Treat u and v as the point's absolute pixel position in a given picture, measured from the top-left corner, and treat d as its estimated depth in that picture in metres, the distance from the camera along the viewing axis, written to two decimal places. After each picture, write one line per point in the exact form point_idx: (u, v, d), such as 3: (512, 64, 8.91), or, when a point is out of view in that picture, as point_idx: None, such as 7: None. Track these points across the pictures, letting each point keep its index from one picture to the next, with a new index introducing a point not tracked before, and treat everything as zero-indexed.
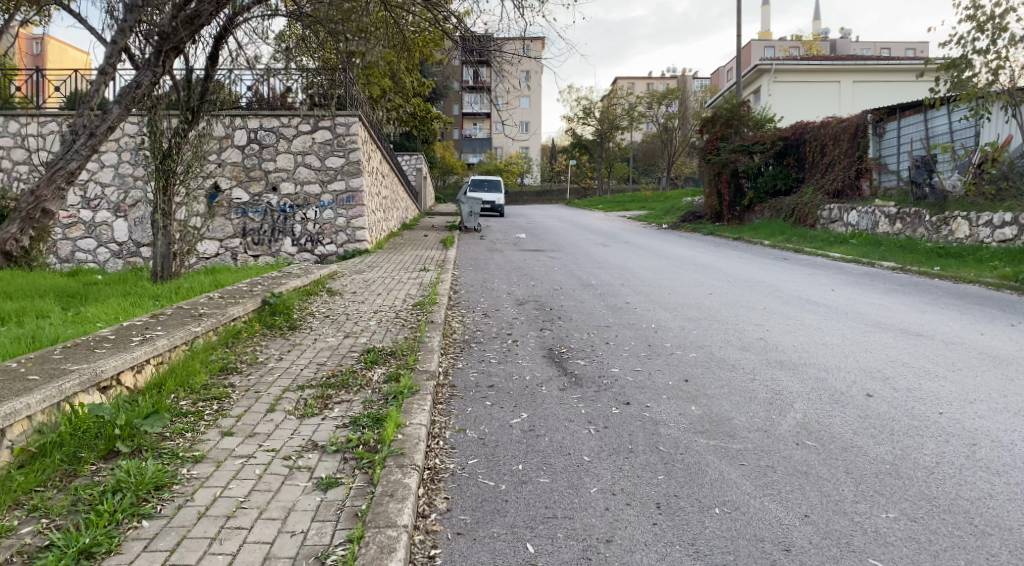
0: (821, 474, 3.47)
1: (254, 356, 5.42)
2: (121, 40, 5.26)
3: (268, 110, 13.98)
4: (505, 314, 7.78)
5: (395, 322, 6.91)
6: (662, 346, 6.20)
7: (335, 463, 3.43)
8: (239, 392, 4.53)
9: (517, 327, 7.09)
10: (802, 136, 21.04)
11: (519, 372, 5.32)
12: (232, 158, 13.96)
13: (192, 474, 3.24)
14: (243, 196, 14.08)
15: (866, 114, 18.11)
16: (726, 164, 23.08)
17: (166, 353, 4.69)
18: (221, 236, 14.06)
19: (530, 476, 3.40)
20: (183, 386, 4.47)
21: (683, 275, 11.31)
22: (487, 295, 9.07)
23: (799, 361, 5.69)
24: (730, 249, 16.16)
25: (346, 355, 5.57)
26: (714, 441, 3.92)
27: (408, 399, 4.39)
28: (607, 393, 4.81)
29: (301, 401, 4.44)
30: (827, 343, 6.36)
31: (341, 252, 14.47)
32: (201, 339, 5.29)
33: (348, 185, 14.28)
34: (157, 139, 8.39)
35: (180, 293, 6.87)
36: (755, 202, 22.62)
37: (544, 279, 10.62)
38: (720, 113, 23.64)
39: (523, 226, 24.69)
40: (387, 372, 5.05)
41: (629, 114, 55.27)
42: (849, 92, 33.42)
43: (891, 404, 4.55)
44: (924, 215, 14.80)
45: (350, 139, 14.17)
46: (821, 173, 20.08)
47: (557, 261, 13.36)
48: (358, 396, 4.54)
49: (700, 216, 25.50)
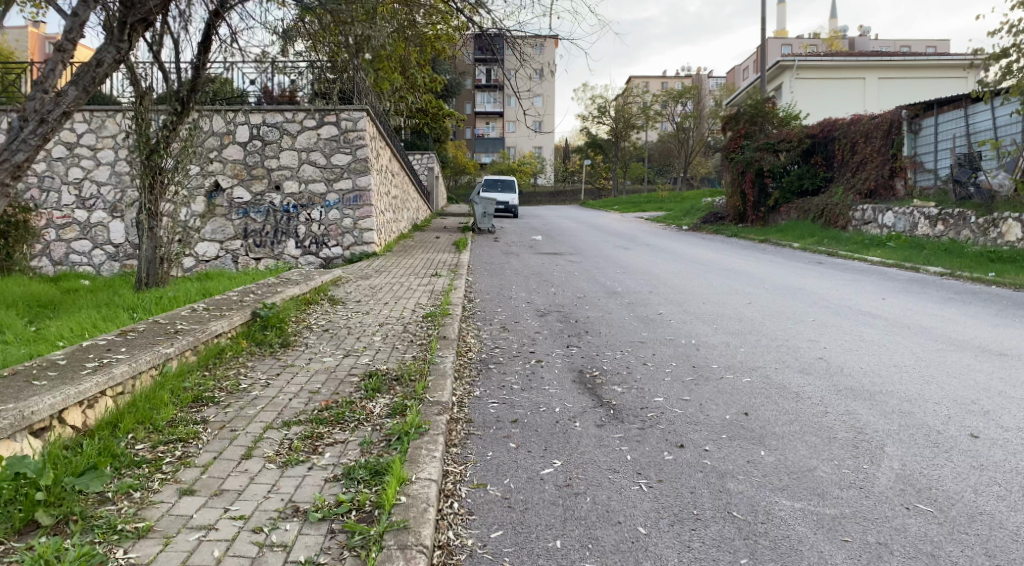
0: (954, 557, 2.64)
1: (238, 382, 4.64)
2: (81, 12, 4.53)
3: (272, 105, 13.28)
4: (525, 327, 6.99)
5: (402, 338, 6.11)
6: (709, 369, 5.37)
7: (318, 539, 2.64)
8: (212, 432, 3.74)
9: (539, 342, 6.28)
10: (830, 134, 20.12)
11: (546, 403, 4.51)
12: (233, 156, 13.26)
13: (129, 559, 2.45)
14: (245, 196, 13.37)
15: (900, 110, 17.19)
16: (749, 163, 22.17)
17: (127, 382, 3.92)
18: (222, 238, 13.39)
19: (573, 559, 2.60)
20: (144, 424, 3.70)
21: (714, 282, 10.45)
22: (503, 305, 8.28)
23: (873, 388, 4.86)
24: (759, 253, 15.24)
25: (343, 381, 4.78)
26: (799, 503, 3.11)
27: (415, 441, 3.60)
28: (655, 431, 4.00)
29: (286, 444, 3.63)
30: (899, 364, 5.51)
31: (348, 254, 13.71)
32: (174, 362, 4.53)
33: (355, 184, 13.52)
34: (143, 134, 7.64)
35: (161, 304, 6.11)
36: (780, 202, 21.69)
37: (564, 286, 9.81)
38: (743, 109, 22.70)
39: (539, 228, 23.83)
40: (390, 404, 4.26)
41: (644, 113, 54.21)
42: (874, 90, 32.32)
43: (1005, 449, 3.71)
44: (969, 216, 13.85)
45: (356, 134, 13.42)
46: (852, 172, 19.13)
47: (578, 266, 12.54)
48: (355, 437, 3.76)
49: (722, 217, 24.59)
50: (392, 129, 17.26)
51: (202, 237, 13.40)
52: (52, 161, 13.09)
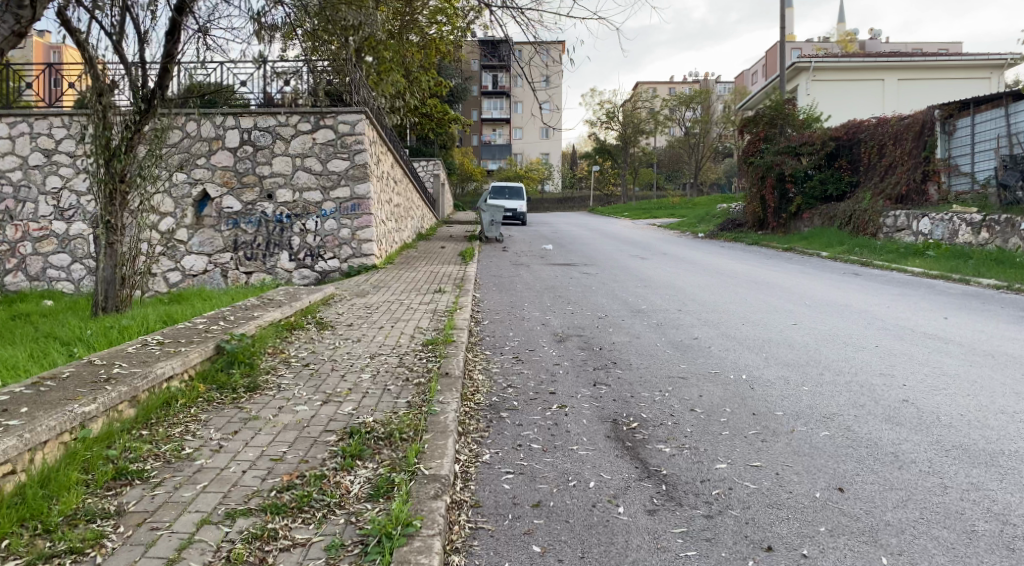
0: None
1: (178, 446, 3.62)
2: None
3: (264, 107, 12.37)
4: (542, 358, 5.95)
5: (393, 376, 5.08)
6: (774, 420, 4.32)
7: None
8: (124, 533, 2.73)
9: (560, 379, 5.25)
10: (856, 136, 19.14)
11: (578, 474, 3.48)
12: (222, 162, 12.37)
13: None
14: (235, 205, 12.45)
15: (933, 110, 16.12)
16: (770, 167, 21.07)
17: (15, 459, 2.89)
18: (210, 250, 12.47)
19: None
20: (26, 524, 2.67)
21: (748, 298, 9.39)
22: (515, 328, 7.26)
23: (991, 447, 3.80)
24: (788, 263, 14.15)
25: (316, 443, 3.76)
26: None
27: (402, 551, 2.58)
28: (728, 525, 2.97)
29: (222, 552, 2.61)
30: (1008, 410, 4.42)
31: (345, 268, 12.65)
32: (96, 423, 3.50)
33: (353, 192, 12.54)
34: (102, 136, 6.67)
35: (108, 337, 5.11)
36: (803, 208, 20.58)
37: (583, 304, 8.78)
38: (762, 111, 21.65)
39: (549, 236, 22.79)
40: (373, 483, 3.25)
41: (653, 118, 53.08)
42: (894, 91, 31.22)
43: None
44: (1018, 223, 12.73)
45: (354, 138, 12.44)
46: (881, 175, 18.03)
47: (594, 280, 11.49)
48: (320, 541, 2.73)
49: (740, 224, 23.49)
50: (393, 132, 16.28)
51: (189, 250, 12.48)
52: (28, 168, 12.18)
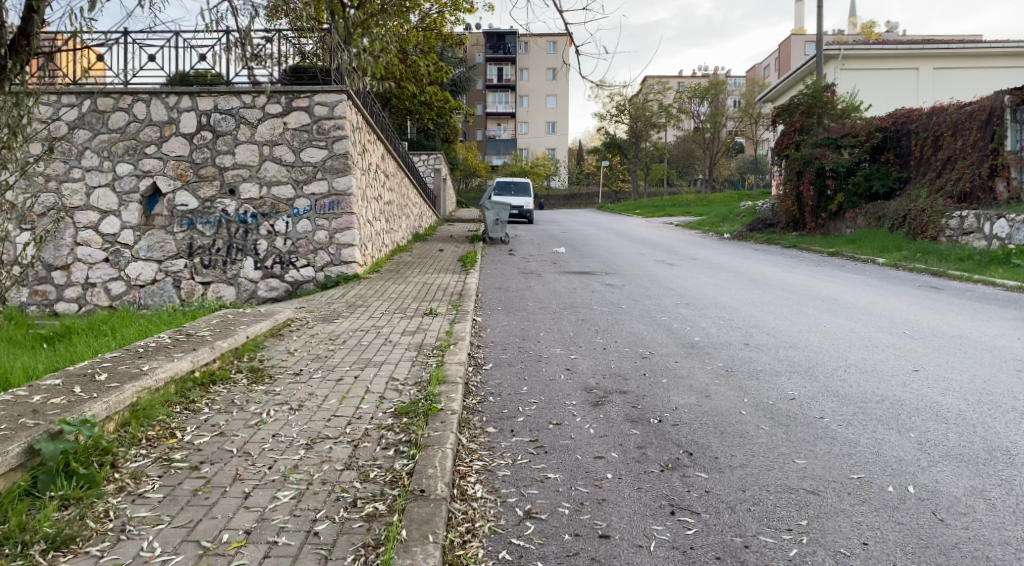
0: None
1: None
2: None
3: (225, 85, 10.30)
4: (575, 443, 3.86)
5: (331, 499, 3.00)
6: None
7: None
8: None
9: (614, 498, 3.14)
10: (906, 126, 17.03)
11: None
12: (176, 151, 10.37)
13: None
14: (190, 202, 10.43)
15: (1002, 94, 13.99)
16: (808, 161, 18.90)
17: None
18: (160, 256, 10.49)
19: None
20: None
21: (828, 326, 7.29)
22: (531, 379, 5.16)
23: None
24: (847, 274, 12.00)
25: None
26: None
27: None
28: None
29: None
30: None
31: (321, 278, 10.50)
32: None
33: (332, 187, 10.43)
34: None
35: None
36: (845, 207, 18.33)
37: (617, 335, 6.68)
38: (798, 100, 19.52)
39: (557, 237, 20.64)
40: None
41: (665, 111, 50.61)
42: (929, 80, 28.92)
43: None
44: None
45: (333, 123, 10.33)
46: (938, 170, 15.85)
47: (622, 295, 9.40)
48: None
49: (772, 225, 21.33)
50: (384, 118, 14.19)
51: (135, 256, 10.50)
52: None
